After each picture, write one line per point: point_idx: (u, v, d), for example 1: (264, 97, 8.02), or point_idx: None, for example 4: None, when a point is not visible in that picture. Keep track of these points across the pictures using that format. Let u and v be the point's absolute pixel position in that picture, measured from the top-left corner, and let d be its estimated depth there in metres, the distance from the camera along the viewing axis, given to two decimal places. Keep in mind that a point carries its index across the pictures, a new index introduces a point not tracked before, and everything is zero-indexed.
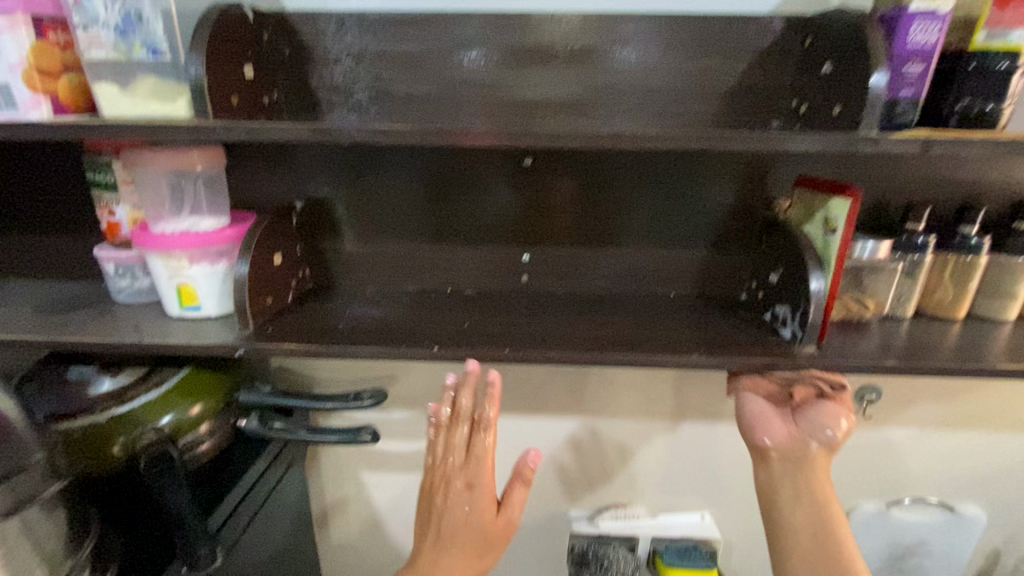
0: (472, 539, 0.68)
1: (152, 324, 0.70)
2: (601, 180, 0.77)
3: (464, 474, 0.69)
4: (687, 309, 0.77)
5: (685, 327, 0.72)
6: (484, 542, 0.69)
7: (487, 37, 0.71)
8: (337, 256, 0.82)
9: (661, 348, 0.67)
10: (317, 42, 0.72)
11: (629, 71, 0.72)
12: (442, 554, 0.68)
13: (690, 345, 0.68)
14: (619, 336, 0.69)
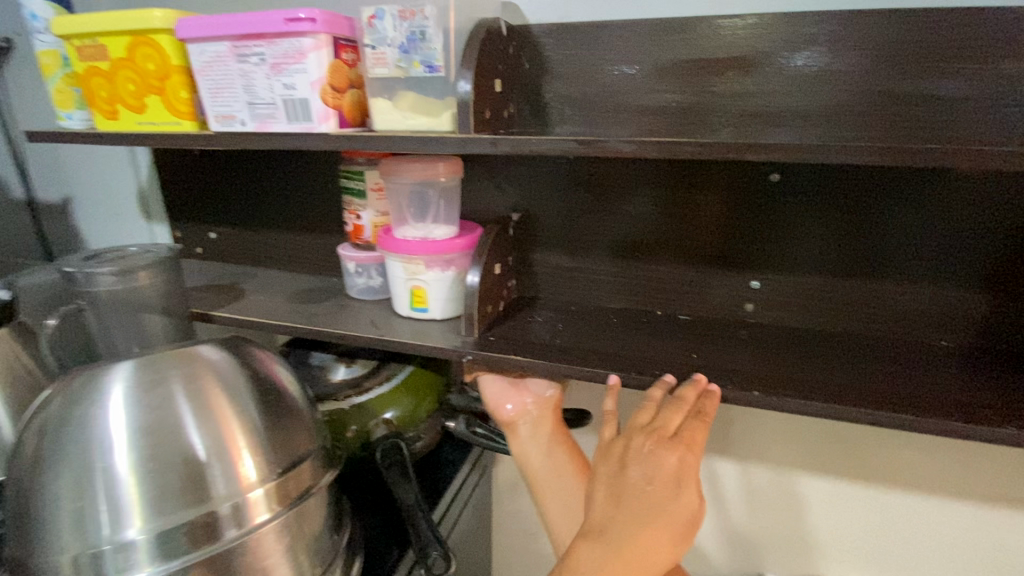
0: (672, 523, 0.58)
1: (385, 322, 0.74)
2: (862, 203, 0.66)
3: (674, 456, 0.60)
4: (966, 365, 0.63)
5: (978, 389, 0.59)
6: (680, 532, 0.58)
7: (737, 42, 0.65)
8: (544, 269, 0.82)
9: (953, 412, 0.55)
10: (554, 54, 0.72)
11: (915, 75, 0.61)
12: (640, 531, 0.57)
13: (996, 414, 0.54)
14: (892, 391, 0.58)
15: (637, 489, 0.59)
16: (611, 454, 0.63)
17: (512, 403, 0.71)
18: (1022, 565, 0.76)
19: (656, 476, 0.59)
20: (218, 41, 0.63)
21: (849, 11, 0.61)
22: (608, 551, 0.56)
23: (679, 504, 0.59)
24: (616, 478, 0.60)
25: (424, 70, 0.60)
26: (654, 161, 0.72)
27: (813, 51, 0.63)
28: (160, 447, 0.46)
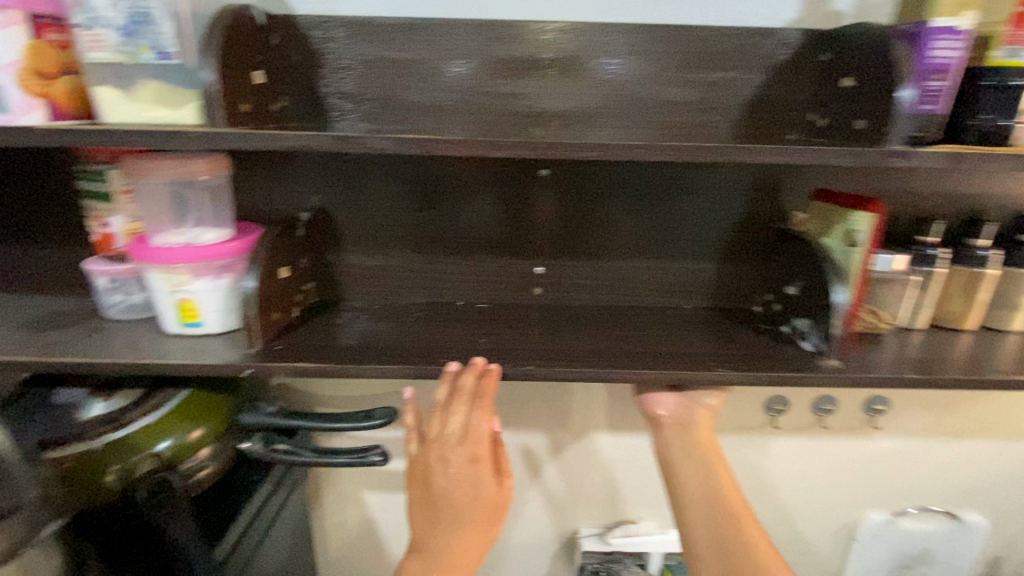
0: (483, 509, 0.69)
1: (148, 342, 0.66)
2: (616, 193, 0.76)
3: (464, 451, 0.67)
4: (701, 322, 0.76)
5: (706, 341, 0.71)
6: (493, 510, 0.69)
7: (498, 47, 0.70)
8: (342, 270, 0.80)
9: (684, 362, 0.66)
10: (326, 49, 0.70)
11: (643, 81, 0.71)
12: (456, 526, 0.69)
13: (712, 360, 0.66)
14: (643, 351, 0.68)
15: (442, 500, 0.68)
16: (416, 467, 0.71)
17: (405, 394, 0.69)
18: (761, 479, 0.94)
19: (454, 479, 0.67)
20: None
21: (588, 23, 0.70)
22: (430, 562, 0.69)
23: (481, 494, 0.68)
24: (426, 493, 0.70)
25: (154, 56, 0.54)
26: (438, 158, 0.75)
27: (619, 59, 0.70)
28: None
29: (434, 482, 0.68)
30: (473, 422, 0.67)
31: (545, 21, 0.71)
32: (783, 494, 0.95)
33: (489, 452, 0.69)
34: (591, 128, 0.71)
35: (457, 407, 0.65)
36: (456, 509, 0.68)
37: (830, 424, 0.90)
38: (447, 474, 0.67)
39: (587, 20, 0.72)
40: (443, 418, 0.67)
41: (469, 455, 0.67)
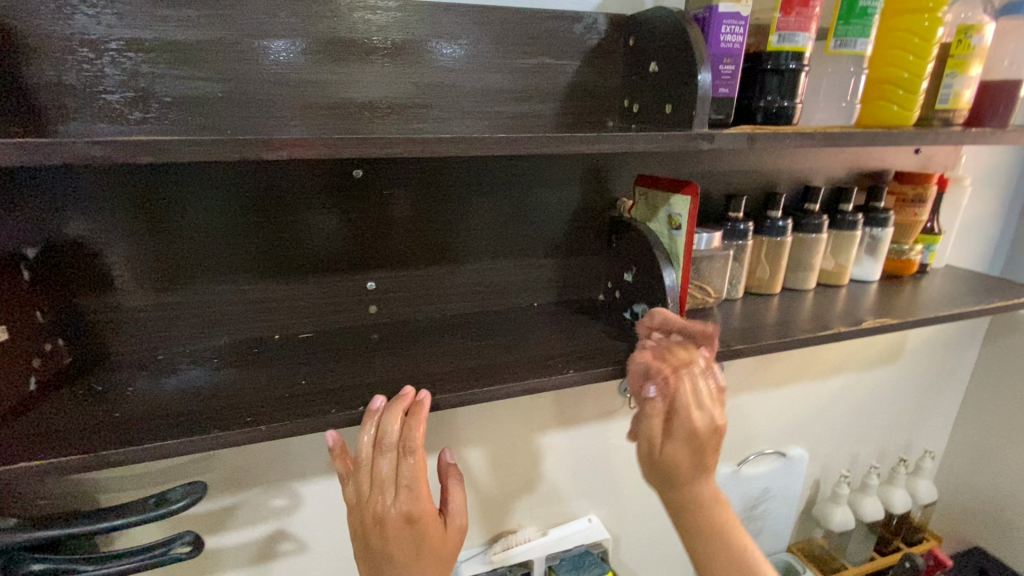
0: (428, 563, 0.57)
1: None
2: (445, 191, 0.69)
3: (400, 506, 0.55)
4: (548, 321, 0.74)
5: (556, 339, 0.68)
6: (440, 564, 0.59)
7: (304, 27, 0.58)
8: (106, 317, 0.61)
9: (535, 368, 0.62)
10: (25, 24, 0.51)
11: (461, 69, 0.65)
12: None
13: (562, 360, 0.64)
14: (493, 364, 0.62)
15: (388, 557, 0.56)
16: (352, 519, 0.57)
17: (366, 437, 0.54)
18: (625, 458, 0.97)
19: (421, 524, 0.56)
20: None
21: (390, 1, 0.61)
22: None
23: (427, 539, 0.57)
24: (366, 550, 0.57)
25: None
26: (223, 164, 0.60)
27: (461, 42, 0.64)
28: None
29: (374, 541, 0.56)
30: (411, 467, 0.55)
31: None
32: None
33: (427, 505, 0.56)
34: (410, 125, 0.64)
35: (386, 454, 0.54)
36: (400, 565, 0.56)
37: None
38: (386, 534, 0.55)
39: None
40: (368, 468, 0.55)
41: (403, 512, 0.55)
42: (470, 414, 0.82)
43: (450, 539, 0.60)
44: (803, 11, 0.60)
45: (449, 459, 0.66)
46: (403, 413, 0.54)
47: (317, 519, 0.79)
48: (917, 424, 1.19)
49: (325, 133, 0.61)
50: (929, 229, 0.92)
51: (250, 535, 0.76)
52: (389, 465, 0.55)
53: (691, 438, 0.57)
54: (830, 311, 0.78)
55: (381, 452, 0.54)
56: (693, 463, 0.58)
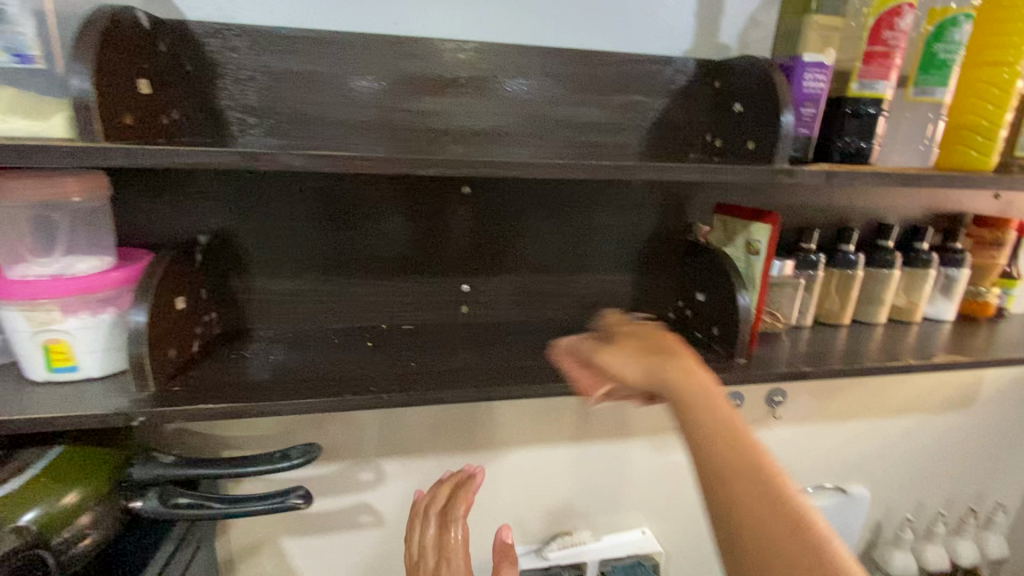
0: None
1: (10, 396, 0.56)
2: (536, 208, 0.78)
3: (438, 572, 0.74)
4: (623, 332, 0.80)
5: None
6: None
7: (389, 65, 0.68)
8: (246, 296, 0.73)
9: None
10: (223, 58, 0.64)
11: (531, 104, 0.73)
12: None
13: None
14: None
15: None
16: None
17: (421, 497, 0.81)
18: (681, 474, 1.00)
19: None
20: None
21: (499, 45, 0.71)
22: None
23: None
24: None
25: (12, 58, 0.48)
26: (361, 177, 0.72)
27: (524, 80, 0.72)
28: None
29: None
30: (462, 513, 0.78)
31: (435, 38, 0.70)
32: (701, 486, 1.02)
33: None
34: (505, 148, 0.73)
35: (430, 520, 0.78)
36: None
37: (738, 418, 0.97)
38: None
39: (486, 40, 0.72)
40: (421, 531, 0.78)
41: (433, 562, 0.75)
42: (538, 415, 0.89)
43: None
44: (885, 61, 0.65)
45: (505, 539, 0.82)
46: (450, 485, 0.81)
47: (395, 498, 0.87)
48: (989, 475, 1.15)
49: (381, 148, 0.69)
50: (1007, 273, 0.92)
51: (340, 504, 0.85)
52: (434, 533, 0.78)
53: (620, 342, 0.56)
54: (900, 345, 0.80)
55: (427, 518, 0.78)
56: (641, 363, 0.51)
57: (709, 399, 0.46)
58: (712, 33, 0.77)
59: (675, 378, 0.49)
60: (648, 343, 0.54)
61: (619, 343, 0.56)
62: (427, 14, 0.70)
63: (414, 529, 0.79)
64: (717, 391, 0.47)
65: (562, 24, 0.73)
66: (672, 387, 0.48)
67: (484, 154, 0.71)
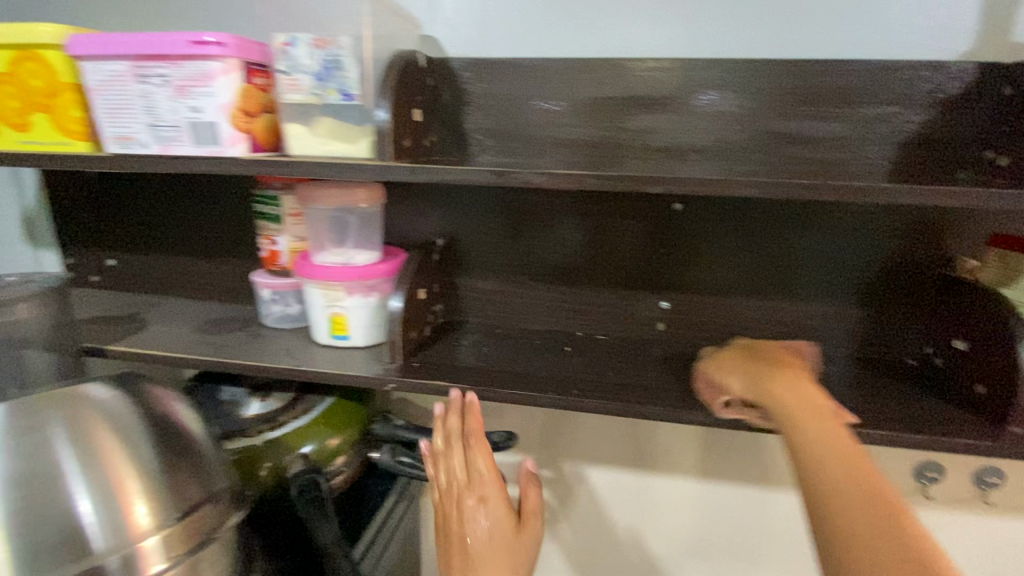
0: None
1: (303, 351, 0.73)
2: (748, 228, 0.74)
3: (474, 490, 0.68)
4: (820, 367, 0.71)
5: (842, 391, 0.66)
6: (506, 553, 0.66)
7: (587, 93, 0.73)
8: (467, 292, 0.84)
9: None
10: (471, 87, 0.75)
11: (742, 115, 0.70)
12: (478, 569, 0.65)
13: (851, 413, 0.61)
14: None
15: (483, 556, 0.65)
16: (443, 513, 0.69)
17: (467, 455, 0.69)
18: None
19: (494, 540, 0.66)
20: (117, 59, 0.58)
21: (685, 62, 0.70)
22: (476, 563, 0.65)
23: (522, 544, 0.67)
24: (461, 544, 0.67)
25: (340, 97, 0.59)
26: (586, 193, 0.77)
27: (747, 93, 0.70)
28: (47, 509, 0.40)
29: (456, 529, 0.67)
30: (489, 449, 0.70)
31: (646, 59, 0.72)
32: None
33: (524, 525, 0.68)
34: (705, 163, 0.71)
35: (453, 451, 0.69)
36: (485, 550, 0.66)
37: (995, 501, 0.78)
38: (472, 524, 0.67)
39: (699, 58, 0.71)
40: (448, 467, 0.70)
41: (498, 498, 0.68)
42: (730, 450, 0.84)
43: (524, 532, 0.68)
44: None
45: (530, 466, 0.71)
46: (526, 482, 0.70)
47: (570, 497, 0.91)
48: None
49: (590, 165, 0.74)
50: None
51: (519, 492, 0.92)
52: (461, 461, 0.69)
53: (749, 362, 0.61)
54: None
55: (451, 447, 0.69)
56: (751, 377, 0.58)
57: (815, 411, 0.51)
58: (993, 32, 0.65)
59: (774, 392, 0.55)
60: (758, 357, 0.61)
61: (735, 357, 0.63)
62: (640, 35, 0.73)
63: (436, 465, 0.70)
64: (826, 410, 0.52)
65: (796, 35, 0.69)
66: (773, 398, 0.54)
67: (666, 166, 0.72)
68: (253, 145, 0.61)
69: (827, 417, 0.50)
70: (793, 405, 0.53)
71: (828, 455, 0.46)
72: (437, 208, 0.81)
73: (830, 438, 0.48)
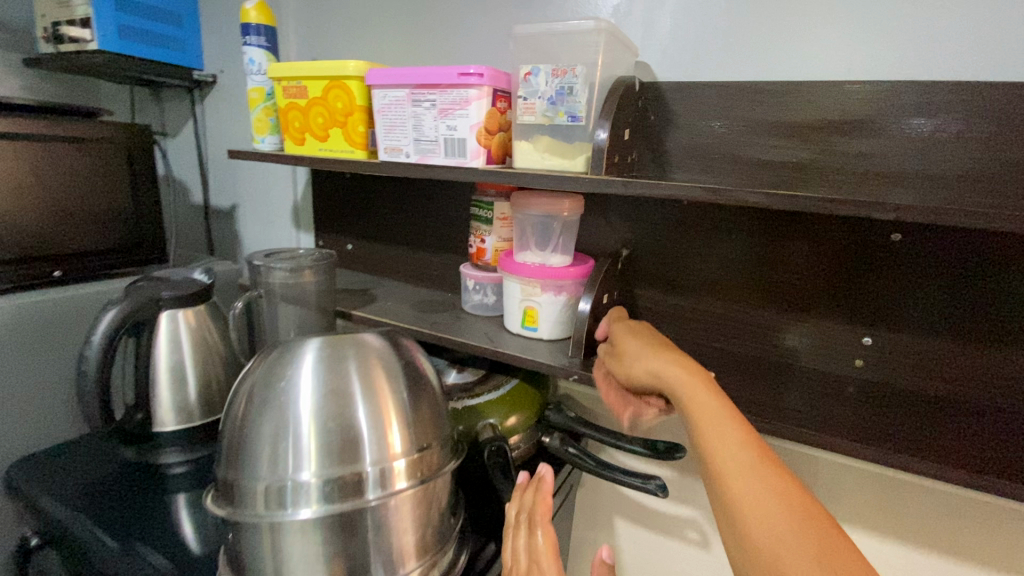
0: None
1: (498, 336, 0.83)
2: (981, 265, 0.67)
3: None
4: (995, 427, 0.65)
5: None
6: None
7: (818, 112, 0.72)
8: (645, 304, 0.88)
9: (979, 468, 0.57)
10: (677, 108, 0.79)
11: (989, 142, 0.64)
12: None
13: None
14: (932, 447, 0.61)
15: None
16: None
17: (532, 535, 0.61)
18: None
19: None
20: (399, 87, 0.74)
21: (955, 83, 0.65)
22: None
23: None
24: None
25: (568, 119, 0.68)
26: (788, 216, 0.76)
27: (1000, 118, 0.63)
28: (341, 421, 0.51)
29: None
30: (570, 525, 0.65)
31: (877, 80, 0.70)
32: None
33: None
34: (927, 193, 0.68)
35: (519, 530, 0.62)
36: None
37: None
38: None
39: (941, 78, 0.67)
40: (514, 545, 0.61)
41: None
42: (919, 510, 0.77)
43: None
44: None
45: (605, 555, 0.65)
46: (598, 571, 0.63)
47: None
48: None
49: (786, 186, 0.75)
50: None
51: (675, 509, 0.92)
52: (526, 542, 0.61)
53: (637, 346, 0.65)
54: None
55: (519, 524, 0.63)
56: (648, 365, 0.62)
57: (720, 405, 0.53)
58: None
59: (683, 387, 0.57)
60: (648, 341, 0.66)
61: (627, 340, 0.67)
62: (867, 57, 0.71)
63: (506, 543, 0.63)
64: (704, 401, 0.54)
65: None
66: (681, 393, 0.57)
67: (874, 190, 0.70)
68: (488, 157, 0.73)
69: (731, 418, 0.52)
70: (697, 402, 0.54)
71: (732, 461, 0.48)
72: (626, 222, 0.86)
73: (723, 439, 0.50)
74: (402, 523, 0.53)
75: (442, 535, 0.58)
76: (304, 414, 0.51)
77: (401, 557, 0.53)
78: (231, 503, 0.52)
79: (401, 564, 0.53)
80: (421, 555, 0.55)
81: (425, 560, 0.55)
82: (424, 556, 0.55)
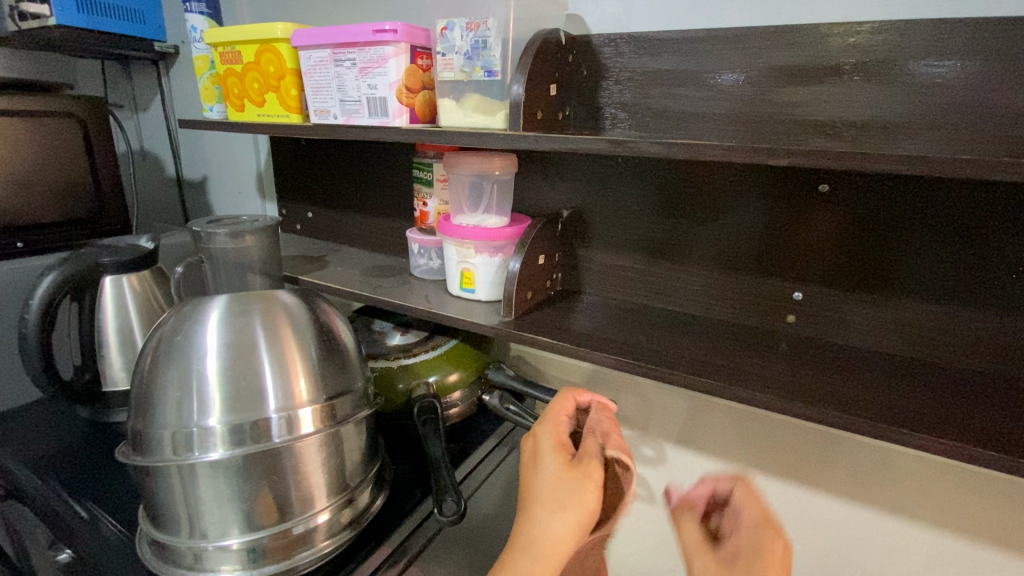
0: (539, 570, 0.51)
1: (437, 298, 0.84)
2: (907, 214, 0.65)
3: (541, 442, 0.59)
4: (1013, 397, 0.61)
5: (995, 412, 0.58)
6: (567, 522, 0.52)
7: (752, 60, 0.69)
8: (586, 264, 0.88)
9: (883, 418, 0.57)
10: (611, 63, 0.77)
11: (917, 87, 0.62)
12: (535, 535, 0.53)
13: (998, 439, 0.53)
14: (941, 419, 0.57)
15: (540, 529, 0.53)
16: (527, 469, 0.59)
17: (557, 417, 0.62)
18: None
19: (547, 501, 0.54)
20: (323, 47, 0.74)
21: (886, 26, 0.62)
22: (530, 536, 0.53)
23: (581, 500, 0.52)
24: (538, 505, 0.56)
25: (485, 74, 0.67)
26: (723, 167, 0.74)
27: (933, 60, 0.61)
28: (244, 371, 0.53)
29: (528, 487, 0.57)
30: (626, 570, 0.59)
31: (812, 23, 0.67)
32: None
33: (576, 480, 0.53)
34: (857, 140, 0.65)
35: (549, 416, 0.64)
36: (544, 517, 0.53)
37: None
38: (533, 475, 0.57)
39: (875, 19, 0.64)
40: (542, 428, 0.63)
41: (569, 442, 0.58)
42: (850, 467, 0.78)
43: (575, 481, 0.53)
44: None
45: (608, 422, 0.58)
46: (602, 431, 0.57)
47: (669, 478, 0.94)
48: None
49: (720, 139, 0.73)
50: None
51: None
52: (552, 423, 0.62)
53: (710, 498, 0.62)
54: None
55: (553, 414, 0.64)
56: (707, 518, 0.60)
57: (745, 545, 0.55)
58: None
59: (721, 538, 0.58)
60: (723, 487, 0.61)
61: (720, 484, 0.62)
62: (802, 0, 0.68)
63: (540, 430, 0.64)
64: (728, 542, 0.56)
65: None
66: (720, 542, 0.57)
67: (803, 140, 0.68)
68: (412, 117, 0.72)
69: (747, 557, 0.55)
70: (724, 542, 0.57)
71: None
72: (566, 183, 0.86)
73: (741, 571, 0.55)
74: (308, 466, 0.56)
75: (352, 481, 0.61)
76: (207, 366, 0.53)
77: (310, 496, 0.57)
78: (141, 451, 0.55)
79: (311, 502, 0.57)
80: (329, 497, 0.58)
81: (334, 502, 0.59)
82: (332, 498, 0.59)
